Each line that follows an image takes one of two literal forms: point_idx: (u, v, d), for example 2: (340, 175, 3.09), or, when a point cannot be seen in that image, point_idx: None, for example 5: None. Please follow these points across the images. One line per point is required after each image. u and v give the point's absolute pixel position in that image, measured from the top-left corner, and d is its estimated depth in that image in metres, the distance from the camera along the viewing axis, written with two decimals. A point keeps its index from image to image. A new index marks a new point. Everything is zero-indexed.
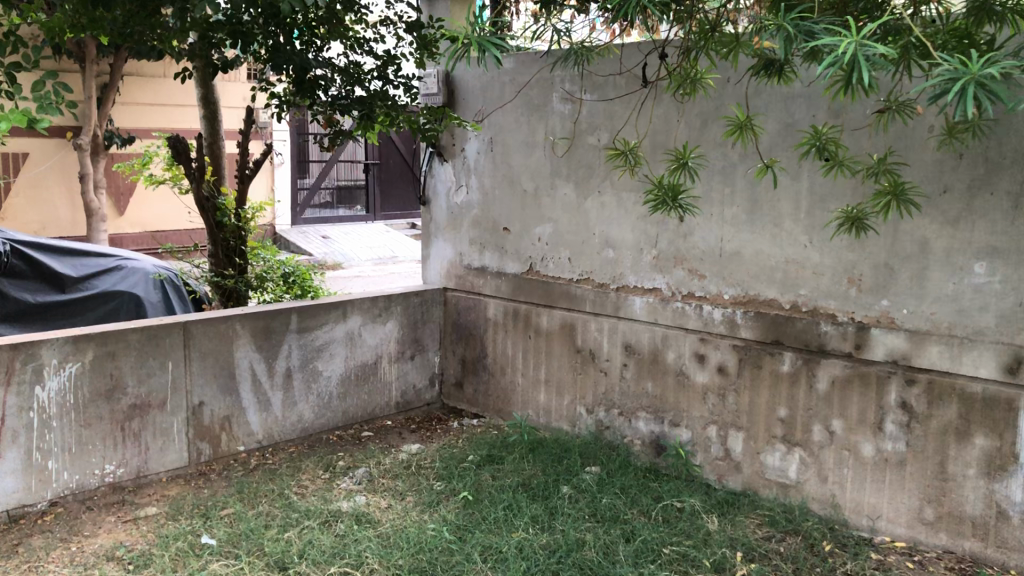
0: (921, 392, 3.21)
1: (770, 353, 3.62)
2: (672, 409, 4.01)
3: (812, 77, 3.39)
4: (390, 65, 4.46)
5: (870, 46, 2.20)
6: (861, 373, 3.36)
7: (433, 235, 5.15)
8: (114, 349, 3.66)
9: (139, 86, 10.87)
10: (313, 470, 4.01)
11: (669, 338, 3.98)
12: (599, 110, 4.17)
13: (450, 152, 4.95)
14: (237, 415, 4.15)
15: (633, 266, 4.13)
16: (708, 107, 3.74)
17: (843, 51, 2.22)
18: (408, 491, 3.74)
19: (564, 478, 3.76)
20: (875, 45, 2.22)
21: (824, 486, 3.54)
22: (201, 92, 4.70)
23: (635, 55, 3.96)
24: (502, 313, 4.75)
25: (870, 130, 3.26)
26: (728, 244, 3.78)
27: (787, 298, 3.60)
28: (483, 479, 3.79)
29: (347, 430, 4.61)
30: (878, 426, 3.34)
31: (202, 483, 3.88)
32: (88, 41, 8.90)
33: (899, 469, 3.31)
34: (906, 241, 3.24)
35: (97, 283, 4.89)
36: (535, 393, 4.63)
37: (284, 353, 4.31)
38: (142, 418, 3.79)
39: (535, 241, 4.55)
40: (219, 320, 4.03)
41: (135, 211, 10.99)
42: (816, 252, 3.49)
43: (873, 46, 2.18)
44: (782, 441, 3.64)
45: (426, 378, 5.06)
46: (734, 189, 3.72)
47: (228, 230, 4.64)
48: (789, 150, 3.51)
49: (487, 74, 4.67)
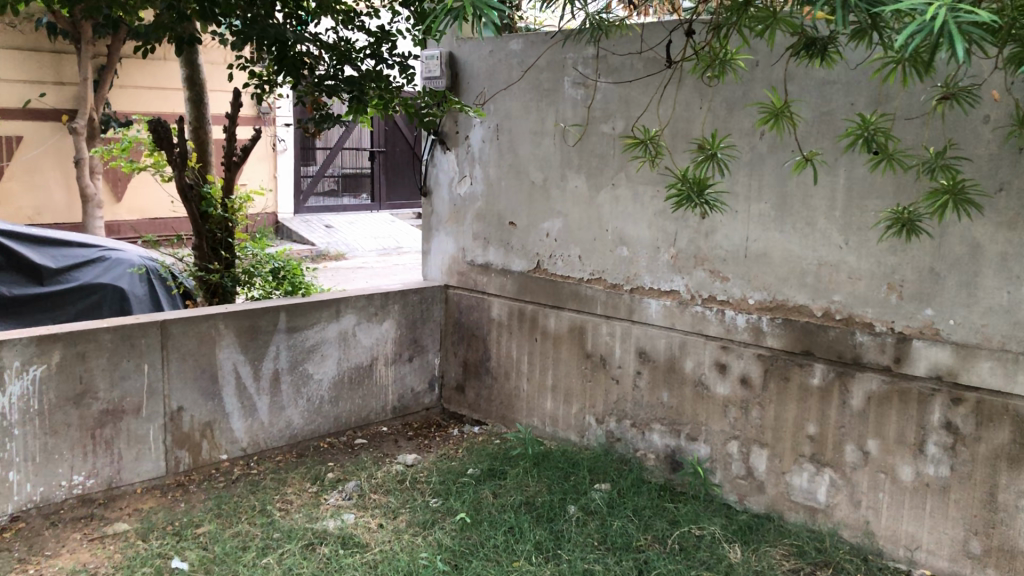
0: (969, 412, 2.89)
1: (799, 365, 3.31)
2: (689, 422, 3.70)
3: (858, 59, 3.04)
4: (384, 42, 4.23)
5: (965, 12, 1.85)
6: (900, 389, 3.05)
7: (434, 228, 4.81)
8: (84, 351, 3.36)
9: (135, 68, 10.56)
10: (299, 483, 3.71)
11: (687, 346, 3.66)
12: (613, 96, 3.84)
13: (453, 140, 4.61)
14: (220, 421, 3.85)
15: (650, 266, 3.80)
16: (736, 92, 3.40)
17: (931, 18, 1.88)
18: (401, 509, 3.43)
19: (571, 498, 3.45)
20: (973, 10, 1.86)
21: (857, 511, 3.23)
22: (186, 72, 4.39)
23: (657, 34, 3.62)
24: (506, 313, 4.44)
25: (921, 121, 2.91)
26: (754, 244, 3.45)
27: (818, 305, 3.27)
28: (483, 497, 3.48)
29: (339, 437, 4.31)
30: (919, 448, 3.02)
31: (178, 496, 3.58)
32: (83, 22, 8.61)
33: (942, 495, 3.00)
34: (954, 245, 2.92)
35: (77, 276, 4.59)
36: (541, 401, 4.32)
37: (271, 354, 4.00)
38: (115, 425, 3.49)
39: (542, 237, 4.23)
40: (200, 319, 3.72)
41: (132, 196, 10.70)
42: (852, 254, 3.17)
43: (971, 14, 1.84)
44: (811, 461, 3.32)
45: (425, 381, 4.75)
46: (762, 184, 3.39)
47: (213, 221, 4.31)
48: (827, 141, 3.17)
49: (493, 56, 4.34)
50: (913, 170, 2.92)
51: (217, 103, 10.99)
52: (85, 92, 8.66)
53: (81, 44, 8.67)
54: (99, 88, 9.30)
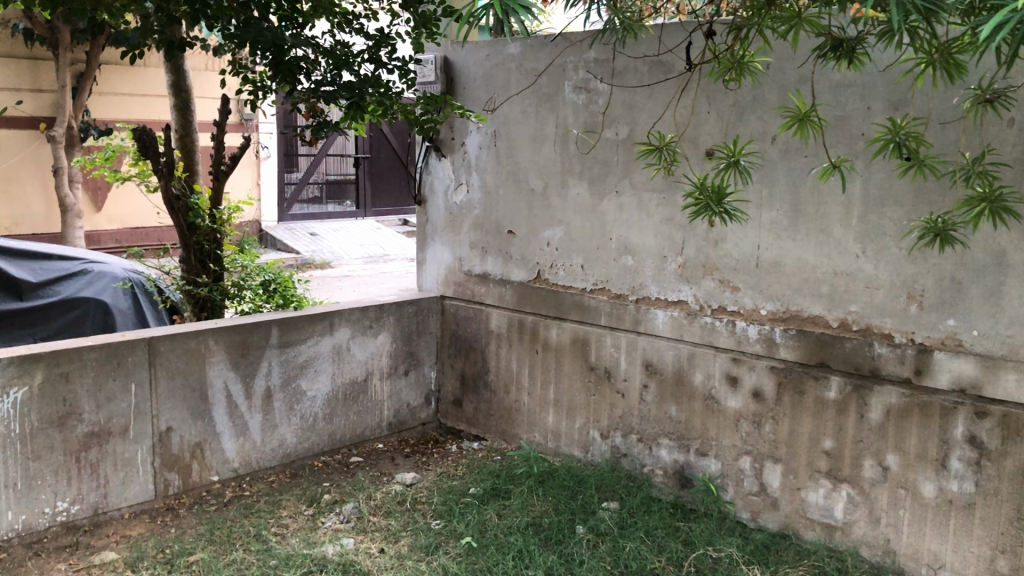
0: (994, 426, 2.79)
1: (814, 377, 3.19)
2: (699, 437, 3.58)
3: (880, 62, 2.93)
4: (383, 45, 3.97)
5: None
6: (921, 402, 2.94)
7: (429, 237, 4.67)
8: (68, 371, 3.20)
9: (117, 74, 10.35)
10: (294, 505, 3.56)
11: (696, 357, 3.54)
12: (616, 100, 3.73)
13: (449, 147, 4.47)
14: (210, 441, 3.69)
15: (656, 275, 3.68)
16: (747, 97, 3.29)
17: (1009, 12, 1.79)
18: (403, 533, 3.29)
19: (580, 519, 3.33)
20: None
21: (876, 528, 3.11)
22: (171, 77, 4.24)
23: (677, 34, 3.45)
24: (505, 325, 4.31)
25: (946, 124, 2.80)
26: (766, 253, 3.34)
27: (834, 315, 3.16)
28: (488, 519, 3.34)
29: (334, 455, 4.16)
30: (942, 463, 2.92)
31: (168, 522, 3.42)
32: (63, 26, 8.41)
33: (966, 513, 2.89)
34: (978, 253, 2.81)
35: (59, 289, 4.43)
36: (542, 415, 4.19)
37: (263, 371, 3.85)
38: (101, 448, 3.33)
39: (543, 246, 4.10)
40: (189, 335, 3.57)
41: (113, 206, 10.49)
42: (870, 263, 3.06)
43: None
44: (827, 477, 3.21)
45: (421, 396, 4.61)
46: (774, 190, 3.28)
47: (201, 233, 4.15)
48: (842, 147, 3.06)
49: (491, 59, 4.21)
50: (940, 176, 2.81)
51: (203, 109, 10.81)
52: (63, 99, 8.47)
53: (60, 51, 8.47)
54: (78, 96, 9.10)
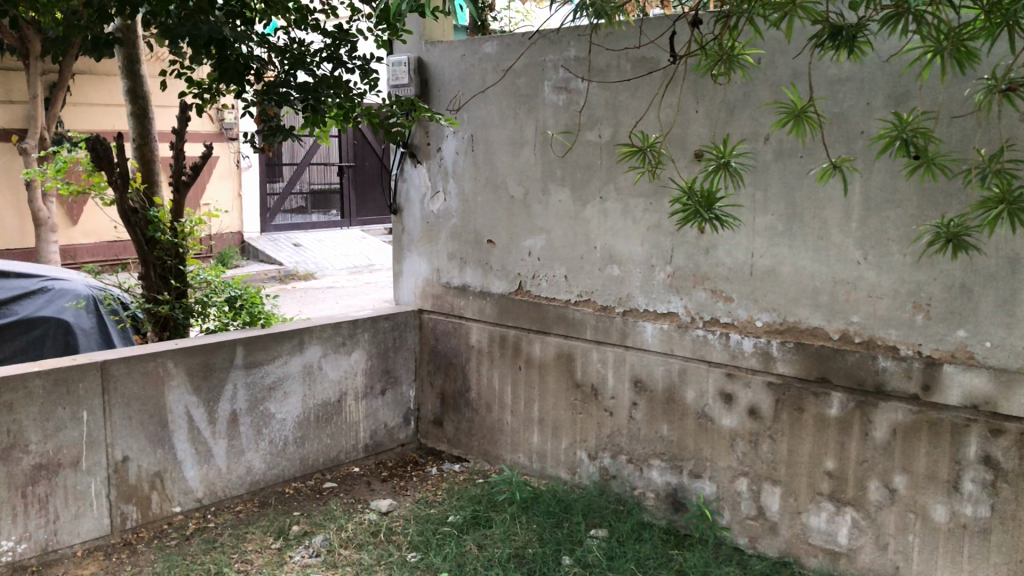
0: (1010, 445, 2.57)
1: (814, 394, 2.97)
2: (692, 458, 3.35)
3: (880, 54, 2.72)
4: (342, 44, 3.86)
5: None
6: (930, 420, 2.72)
7: (406, 248, 4.44)
8: (12, 400, 2.96)
9: (89, 84, 10.11)
10: (261, 539, 3.32)
11: (688, 373, 3.32)
12: (597, 101, 3.51)
13: (425, 152, 4.25)
14: (171, 470, 3.45)
15: (643, 285, 3.46)
16: (739, 94, 3.08)
17: None
18: (375, 567, 3.07)
19: (566, 549, 3.10)
20: None
21: (883, 555, 2.89)
22: (127, 84, 4.02)
23: (660, 25, 3.26)
24: (486, 339, 4.08)
25: (962, 118, 2.57)
26: (760, 260, 3.12)
27: (834, 327, 2.94)
28: (468, 550, 3.12)
29: (306, 481, 3.93)
30: (954, 485, 2.70)
31: (124, 559, 3.18)
32: (30, 38, 8.18)
33: (981, 538, 2.66)
34: (992, 258, 2.60)
35: (16, 309, 4.18)
36: (527, 435, 3.96)
37: (227, 395, 3.61)
38: (50, 481, 3.09)
39: (524, 256, 3.88)
40: (146, 357, 3.33)
41: (89, 219, 10.25)
42: (872, 270, 2.84)
43: None
44: (830, 500, 2.98)
45: (400, 416, 4.37)
46: (768, 193, 3.06)
47: (161, 248, 3.93)
48: (840, 146, 2.85)
49: (466, 59, 3.99)
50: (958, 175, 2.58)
51: (164, 119, 10.54)
52: (36, 112, 8.24)
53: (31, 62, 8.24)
54: (51, 107, 8.88)
